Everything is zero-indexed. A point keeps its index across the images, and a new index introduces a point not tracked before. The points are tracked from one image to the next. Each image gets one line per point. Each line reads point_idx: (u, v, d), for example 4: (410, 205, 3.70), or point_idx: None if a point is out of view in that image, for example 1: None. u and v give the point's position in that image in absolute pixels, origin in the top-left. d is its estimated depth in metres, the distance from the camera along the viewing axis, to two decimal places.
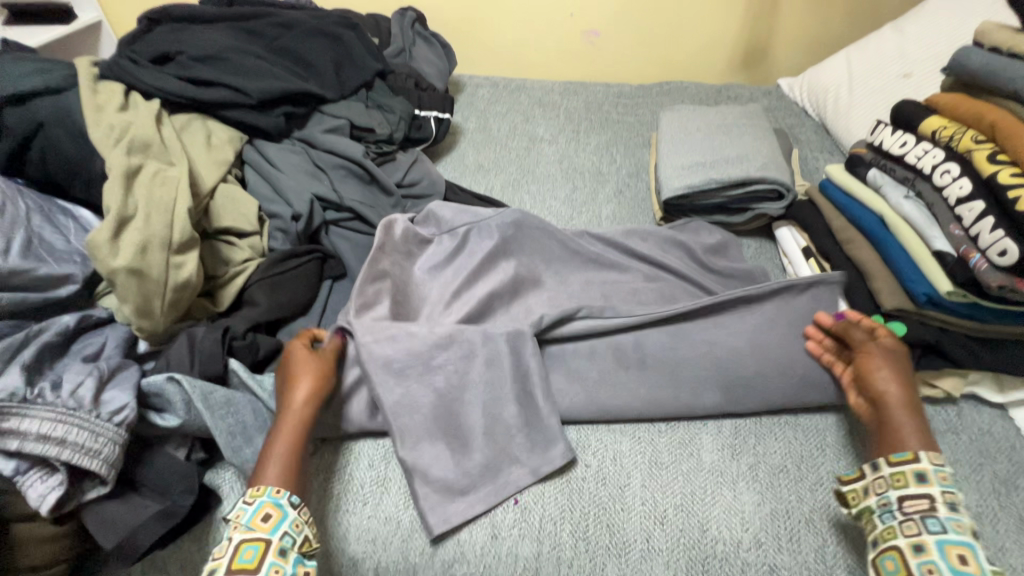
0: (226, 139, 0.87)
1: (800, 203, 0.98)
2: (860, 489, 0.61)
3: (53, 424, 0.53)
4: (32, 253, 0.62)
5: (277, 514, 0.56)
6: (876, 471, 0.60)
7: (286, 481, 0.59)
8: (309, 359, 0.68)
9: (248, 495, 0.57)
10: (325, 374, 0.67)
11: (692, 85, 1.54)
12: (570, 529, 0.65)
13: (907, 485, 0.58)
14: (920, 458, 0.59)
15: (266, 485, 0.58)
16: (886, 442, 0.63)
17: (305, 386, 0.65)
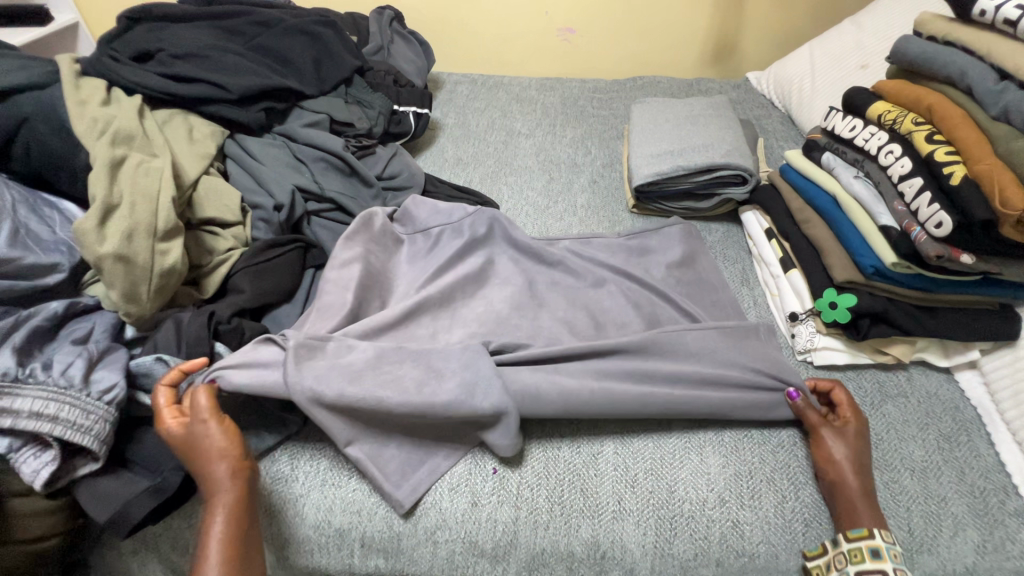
0: (208, 133, 0.90)
1: (763, 187, 1.03)
2: (824, 563, 0.63)
3: (45, 402, 0.55)
4: (19, 242, 0.64)
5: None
6: (836, 547, 0.63)
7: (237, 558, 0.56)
8: (204, 430, 0.60)
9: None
10: (228, 437, 0.61)
11: (665, 79, 1.59)
12: (545, 495, 0.69)
13: (864, 561, 0.61)
14: (875, 535, 0.62)
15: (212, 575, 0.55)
16: (844, 514, 0.65)
17: (211, 459, 0.59)
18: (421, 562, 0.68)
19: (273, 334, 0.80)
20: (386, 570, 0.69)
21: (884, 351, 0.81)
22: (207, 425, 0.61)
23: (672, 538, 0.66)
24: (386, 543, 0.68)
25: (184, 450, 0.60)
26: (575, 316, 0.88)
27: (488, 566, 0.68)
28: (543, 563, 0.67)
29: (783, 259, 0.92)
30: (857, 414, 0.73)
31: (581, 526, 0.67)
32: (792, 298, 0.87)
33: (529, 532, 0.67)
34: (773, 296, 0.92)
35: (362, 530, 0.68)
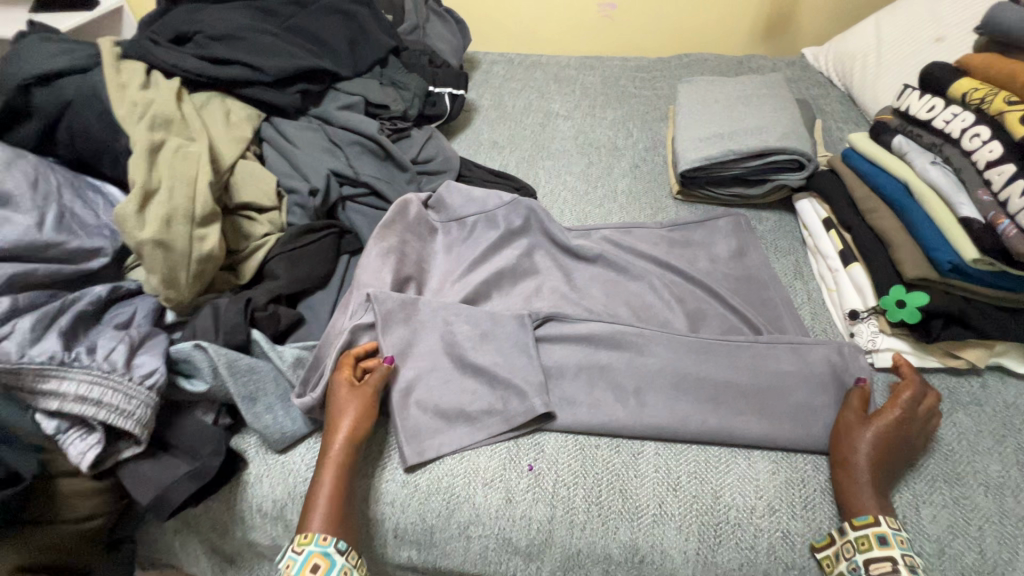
0: (244, 116, 0.89)
1: (822, 173, 0.95)
2: (833, 556, 0.60)
3: (89, 385, 0.56)
4: (64, 226, 0.65)
5: (325, 563, 0.58)
6: (842, 535, 0.60)
7: (334, 531, 0.60)
8: (349, 395, 0.67)
9: (298, 544, 0.59)
10: (364, 421, 0.66)
11: (712, 56, 1.50)
12: (583, 494, 0.66)
13: (870, 549, 0.58)
14: (880, 522, 0.59)
15: (313, 532, 0.60)
16: (844, 501, 0.62)
17: (346, 430, 0.65)
18: (454, 556, 0.68)
19: (308, 321, 0.79)
20: (418, 561, 0.69)
21: (956, 354, 0.74)
22: (351, 390, 0.68)
23: (716, 545, 0.63)
24: (419, 535, 0.67)
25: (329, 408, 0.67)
26: (615, 308, 0.85)
27: (522, 564, 0.67)
28: (579, 564, 0.65)
29: (843, 252, 0.85)
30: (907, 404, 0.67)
31: (618, 529, 0.64)
32: (852, 294, 0.81)
33: (564, 532, 0.65)
34: (830, 291, 0.86)
35: (394, 521, 0.68)
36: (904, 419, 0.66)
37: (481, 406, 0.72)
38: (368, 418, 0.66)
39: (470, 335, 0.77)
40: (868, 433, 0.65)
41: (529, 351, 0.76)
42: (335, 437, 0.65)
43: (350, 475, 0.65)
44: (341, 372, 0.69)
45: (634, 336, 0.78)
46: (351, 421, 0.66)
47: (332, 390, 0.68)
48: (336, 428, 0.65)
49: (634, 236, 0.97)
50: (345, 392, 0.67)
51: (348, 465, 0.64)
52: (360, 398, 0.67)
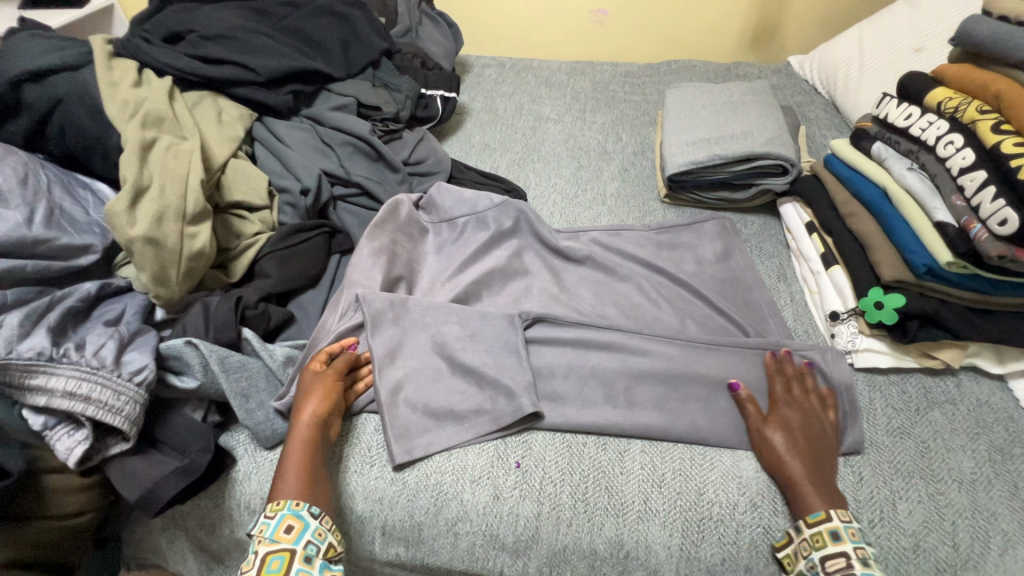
0: (236, 116, 0.89)
1: (805, 178, 0.98)
2: (791, 554, 0.62)
3: (78, 381, 0.56)
4: (54, 223, 0.65)
5: (299, 525, 0.59)
6: (799, 533, 0.61)
7: (307, 497, 0.61)
8: (315, 376, 0.69)
9: (270, 509, 0.60)
10: (332, 397, 0.68)
11: (700, 63, 1.52)
12: (569, 491, 0.67)
13: (825, 546, 0.59)
14: (831, 518, 0.61)
15: (285, 498, 0.60)
16: (793, 499, 0.64)
17: (315, 404, 0.67)
18: (442, 553, 0.68)
19: (299, 319, 0.80)
20: (406, 558, 0.69)
21: (932, 355, 0.76)
22: (317, 373, 0.70)
23: (699, 541, 0.64)
24: (407, 531, 0.68)
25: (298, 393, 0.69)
26: (603, 309, 0.86)
27: (509, 560, 0.67)
28: (565, 560, 0.66)
29: (824, 255, 0.87)
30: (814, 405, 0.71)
31: (604, 524, 0.66)
32: (833, 296, 0.83)
33: (551, 528, 0.66)
34: (812, 293, 0.88)
35: (382, 518, 0.68)
36: (799, 410, 0.70)
37: (470, 406, 0.72)
38: (335, 394, 0.69)
39: (460, 335, 0.78)
40: (774, 432, 0.68)
41: (518, 351, 0.77)
42: (303, 412, 0.66)
43: (318, 452, 0.65)
44: (310, 361, 0.71)
45: (622, 337, 0.79)
46: (317, 399, 0.67)
47: (302, 377, 0.70)
48: (301, 406, 0.66)
49: (622, 238, 0.98)
50: (311, 375, 0.69)
51: (315, 441, 0.65)
52: (326, 378, 0.69)
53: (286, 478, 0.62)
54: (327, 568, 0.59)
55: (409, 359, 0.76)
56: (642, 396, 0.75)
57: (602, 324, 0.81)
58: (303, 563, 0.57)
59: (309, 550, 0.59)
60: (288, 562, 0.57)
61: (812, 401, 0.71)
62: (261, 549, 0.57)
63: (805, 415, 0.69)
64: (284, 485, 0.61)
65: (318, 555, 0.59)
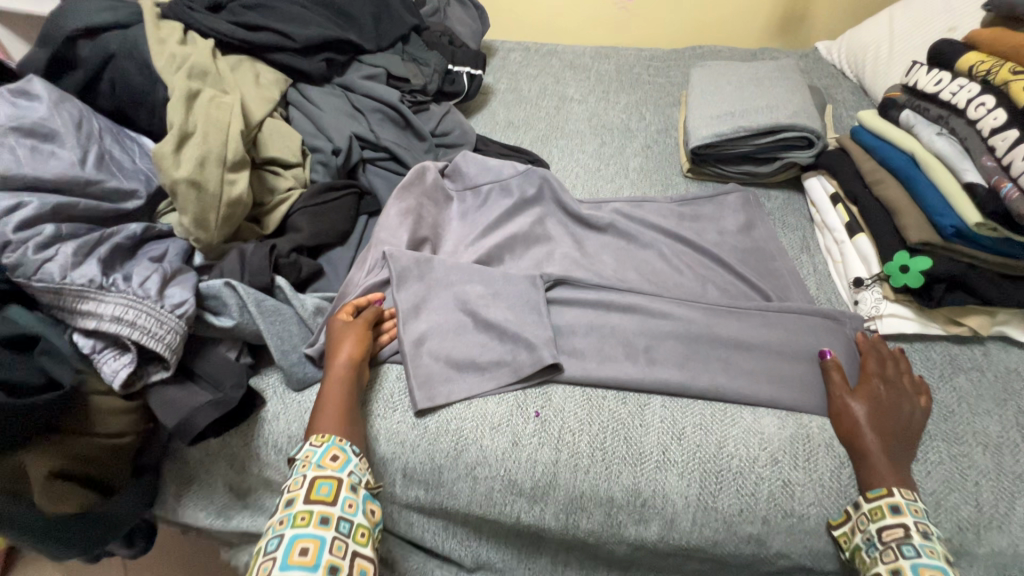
0: (273, 80, 0.93)
1: (831, 151, 0.97)
2: (849, 532, 0.62)
3: (124, 308, 0.59)
4: (105, 167, 0.69)
5: (343, 456, 0.62)
6: (857, 509, 0.62)
7: (345, 438, 0.64)
8: (345, 325, 0.71)
9: (315, 439, 0.62)
10: (364, 345, 0.70)
11: (726, 48, 1.52)
12: (588, 440, 0.68)
13: (883, 518, 0.59)
14: (893, 493, 0.60)
15: (329, 435, 0.63)
16: (864, 473, 0.63)
17: (347, 351, 0.69)
18: (461, 496, 0.70)
19: (327, 273, 0.83)
20: (426, 502, 0.71)
21: (959, 322, 0.75)
22: (347, 322, 0.72)
23: (718, 491, 0.65)
24: (428, 474, 0.70)
25: (329, 341, 0.71)
26: (624, 274, 0.87)
27: (526, 506, 0.69)
28: (582, 507, 0.67)
29: (849, 224, 0.87)
30: (895, 380, 0.70)
31: (622, 473, 0.67)
32: (857, 264, 0.83)
33: (569, 474, 0.67)
34: (835, 263, 0.87)
35: (404, 461, 0.70)
36: (890, 386, 0.69)
37: (491, 357, 0.74)
38: (365, 341, 0.71)
39: (483, 293, 0.79)
40: (858, 403, 0.67)
41: (540, 308, 0.78)
42: (337, 358, 0.68)
43: (353, 397, 0.67)
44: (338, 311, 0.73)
45: (643, 300, 0.80)
46: (350, 345, 0.69)
47: (331, 326, 0.72)
48: (335, 353, 0.68)
49: (644, 209, 0.99)
50: (341, 325, 0.71)
51: (349, 386, 0.68)
52: (357, 326, 0.71)
53: (326, 421, 0.64)
54: (370, 499, 0.61)
55: (433, 312, 0.78)
56: (662, 354, 0.75)
57: (623, 286, 0.82)
58: (350, 490, 0.60)
59: (355, 479, 0.61)
60: (337, 488, 0.59)
61: (906, 381, 0.70)
62: (309, 473, 0.59)
63: (893, 392, 0.68)
64: (324, 427, 0.64)
65: (361, 486, 0.61)
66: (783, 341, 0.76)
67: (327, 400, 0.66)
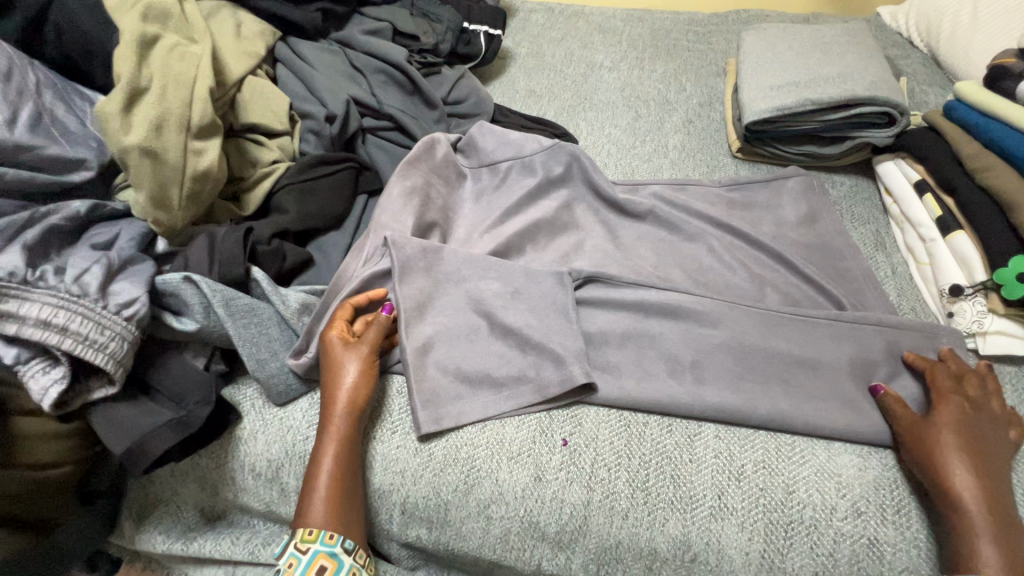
0: (257, 31, 0.79)
1: (914, 130, 0.82)
2: None
3: (54, 310, 0.47)
4: (41, 129, 0.56)
5: (333, 565, 0.51)
6: None
7: (341, 524, 0.53)
8: (346, 356, 0.58)
9: (300, 541, 0.51)
10: (369, 385, 0.58)
11: (775, 12, 1.34)
12: (626, 478, 0.56)
13: None
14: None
15: (319, 530, 0.51)
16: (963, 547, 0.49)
17: (349, 393, 0.56)
18: (471, 539, 0.58)
19: (318, 263, 0.70)
20: (428, 542, 0.60)
21: None
22: (348, 351, 0.58)
23: (786, 548, 0.53)
24: (432, 511, 0.58)
25: (326, 370, 0.58)
26: (667, 271, 0.74)
27: (549, 553, 0.57)
28: (617, 558, 0.56)
29: (941, 219, 0.73)
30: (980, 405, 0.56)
31: (668, 520, 0.55)
32: (952, 269, 0.69)
33: (603, 519, 0.55)
34: (920, 265, 0.74)
35: (403, 495, 0.58)
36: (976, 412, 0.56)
37: (510, 372, 0.61)
38: (372, 378, 0.58)
39: (501, 292, 0.66)
40: (948, 436, 0.53)
41: (570, 312, 0.65)
42: (336, 406, 0.56)
43: (354, 459, 0.56)
44: (335, 328, 0.60)
45: (692, 304, 0.66)
46: (351, 386, 0.57)
47: (326, 348, 0.59)
48: (333, 398, 0.56)
49: (688, 193, 0.84)
50: (341, 353, 0.58)
51: (349, 444, 0.55)
52: (361, 359, 0.58)
53: (321, 493, 0.53)
54: None
55: (442, 314, 0.65)
56: (715, 371, 0.62)
57: (668, 287, 0.69)
58: None
59: None
60: None
61: (995, 405, 0.57)
62: None
63: (986, 424, 0.55)
64: (319, 503, 0.52)
65: None
66: (863, 361, 0.63)
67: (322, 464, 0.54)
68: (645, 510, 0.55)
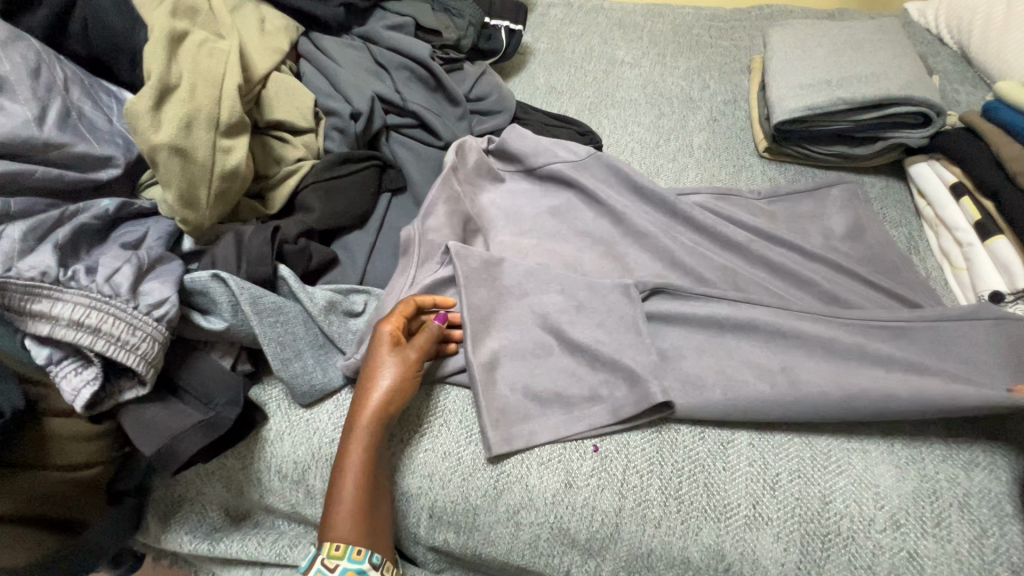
0: (281, 26, 0.78)
1: (950, 131, 0.80)
2: None
3: (86, 310, 0.46)
4: (70, 126, 0.55)
5: None
6: None
7: (365, 537, 0.51)
8: (388, 360, 0.56)
9: (327, 558, 0.49)
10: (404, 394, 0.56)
11: (799, 8, 1.31)
12: (658, 485, 0.56)
13: None
14: None
15: (347, 544, 0.50)
16: None
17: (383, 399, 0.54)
18: (500, 544, 0.57)
19: (343, 262, 0.69)
20: (455, 546, 0.59)
21: None
22: (393, 357, 0.56)
23: (823, 560, 0.52)
24: (461, 515, 0.57)
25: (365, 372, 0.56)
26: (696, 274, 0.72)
27: (579, 560, 0.56)
28: (648, 567, 0.55)
29: (980, 223, 0.71)
30: None
31: (702, 529, 0.54)
32: (991, 273, 0.67)
33: (634, 527, 0.54)
34: (956, 269, 0.72)
35: (432, 498, 0.58)
36: None
37: (539, 375, 0.60)
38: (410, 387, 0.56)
39: (527, 293, 0.65)
40: None
41: (600, 315, 0.64)
42: (370, 412, 0.54)
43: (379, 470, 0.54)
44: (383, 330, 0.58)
45: (725, 309, 0.64)
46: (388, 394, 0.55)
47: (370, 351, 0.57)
48: (368, 404, 0.54)
49: (730, 203, 0.81)
50: (386, 358, 0.56)
51: (379, 453, 0.54)
52: (404, 366, 0.56)
53: (344, 502, 0.51)
54: None
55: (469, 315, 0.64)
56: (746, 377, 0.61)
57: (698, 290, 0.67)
58: None
59: None
60: None
61: None
62: None
63: None
64: (343, 513, 0.51)
65: None
66: None
67: (349, 472, 0.52)
68: (675, 519, 0.54)
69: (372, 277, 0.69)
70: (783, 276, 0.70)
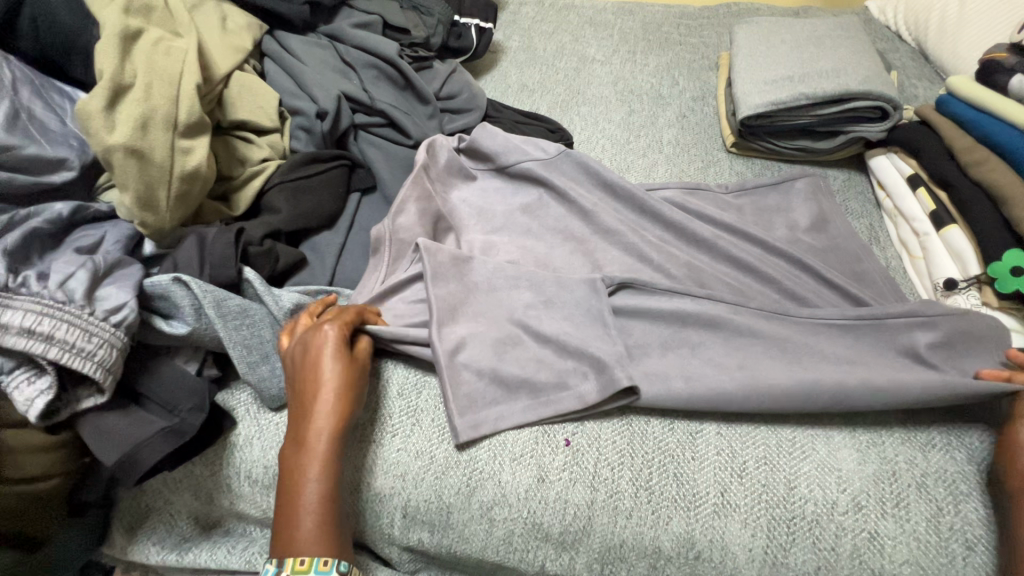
0: (243, 24, 0.76)
1: (906, 125, 0.83)
2: None
3: (38, 317, 0.45)
4: (19, 128, 0.54)
5: None
6: None
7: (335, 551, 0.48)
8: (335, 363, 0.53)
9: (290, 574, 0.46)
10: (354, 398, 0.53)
11: (765, 6, 1.33)
12: (629, 476, 0.56)
13: None
14: None
15: (313, 557, 0.47)
16: None
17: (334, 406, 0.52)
18: (474, 541, 0.58)
19: (312, 263, 0.68)
20: (431, 545, 0.59)
21: None
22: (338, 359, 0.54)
23: (789, 543, 0.53)
24: (434, 513, 0.57)
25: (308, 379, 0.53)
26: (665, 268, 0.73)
27: (552, 554, 0.57)
28: (620, 558, 0.56)
29: (935, 213, 0.73)
30: None
31: (672, 519, 0.54)
32: (945, 261, 0.70)
33: (606, 519, 0.55)
34: (913, 258, 0.75)
35: (405, 498, 0.57)
36: None
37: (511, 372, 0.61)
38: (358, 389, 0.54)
39: (497, 290, 0.65)
40: None
41: (570, 311, 0.65)
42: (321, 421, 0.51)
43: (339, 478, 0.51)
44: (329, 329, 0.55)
45: (692, 301, 0.66)
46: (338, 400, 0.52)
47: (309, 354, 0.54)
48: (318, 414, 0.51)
49: (698, 197, 0.83)
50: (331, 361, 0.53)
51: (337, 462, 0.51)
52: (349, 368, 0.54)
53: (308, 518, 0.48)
54: None
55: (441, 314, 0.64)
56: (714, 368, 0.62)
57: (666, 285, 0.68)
58: None
59: None
60: None
61: None
62: None
63: None
64: (307, 531, 0.48)
65: None
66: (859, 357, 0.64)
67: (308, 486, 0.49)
68: (647, 509, 0.55)
69: (342, 278, 0.69)
70: (749, 269, 0.71)
